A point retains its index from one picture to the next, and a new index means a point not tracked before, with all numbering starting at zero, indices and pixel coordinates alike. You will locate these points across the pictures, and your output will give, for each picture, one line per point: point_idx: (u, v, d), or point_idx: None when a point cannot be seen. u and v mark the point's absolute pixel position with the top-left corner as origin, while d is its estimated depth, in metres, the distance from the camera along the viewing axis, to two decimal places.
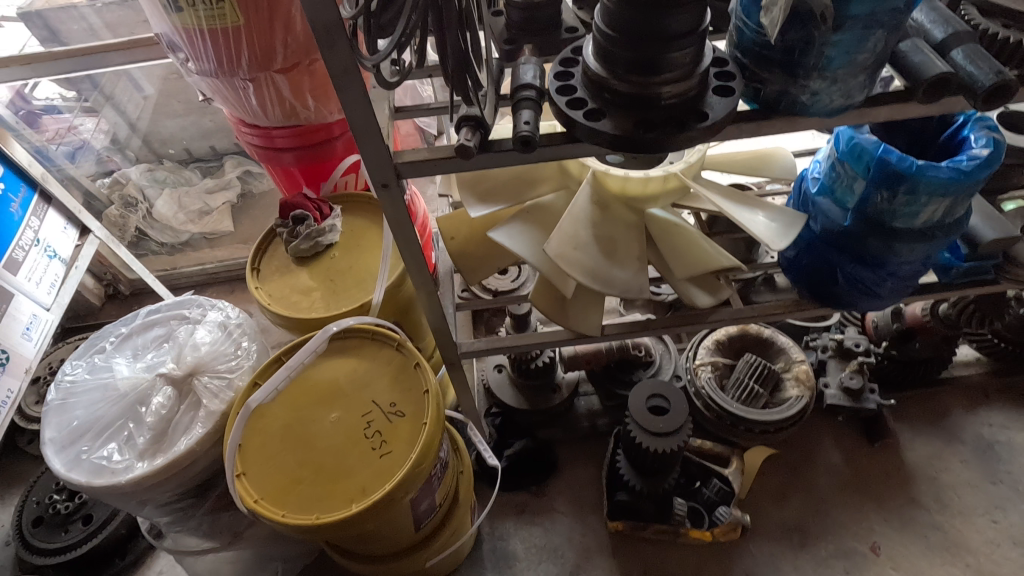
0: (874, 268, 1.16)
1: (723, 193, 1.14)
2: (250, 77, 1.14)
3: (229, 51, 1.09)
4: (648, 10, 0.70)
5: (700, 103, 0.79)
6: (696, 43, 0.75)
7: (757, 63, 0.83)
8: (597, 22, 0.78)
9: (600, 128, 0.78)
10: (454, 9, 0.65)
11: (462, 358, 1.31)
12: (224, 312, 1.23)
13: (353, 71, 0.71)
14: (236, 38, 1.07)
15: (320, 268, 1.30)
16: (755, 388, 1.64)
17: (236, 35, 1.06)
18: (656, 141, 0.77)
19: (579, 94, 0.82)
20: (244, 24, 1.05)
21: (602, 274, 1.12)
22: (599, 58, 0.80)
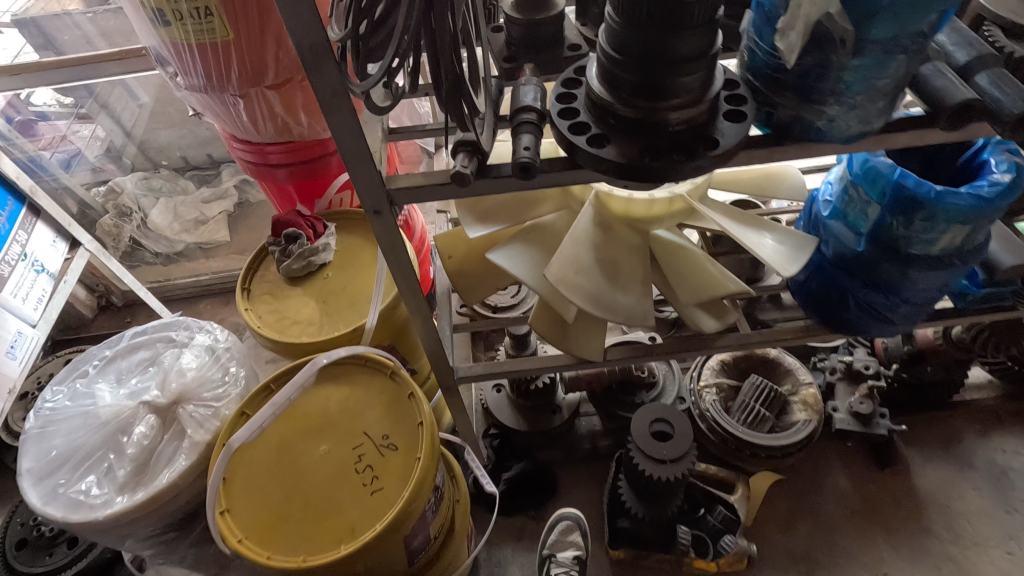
0: (889, 295, 1.12)
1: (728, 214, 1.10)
2: (240, 93, 1.10)
3: (219, 66, 1.05)
4: (658, 34, 0.66)
5: (711, 129, 0.74)
6: (707, 67, 0.70)
7: (769, 86, 0.78)
8: (601, 44, 0.73)
9: (604, 156, 0.73)
10: (448, 33, 0.60)
11: (459, 383, 1.27)
12: (212, 334, 1.19)
13: (342, 94, 0.66)
14: (227, 53, 1.03)
15: (313, 289, 1.25)
16: (761, 411, 1.59)
17: (226, 50, 1.02)
18: (662, 169, 0.72)
19: (583, 118, 0.78)
20: (234, 38, 1.01)
21: (604, 298, 1.07)
22: (603, 82, 0.75)
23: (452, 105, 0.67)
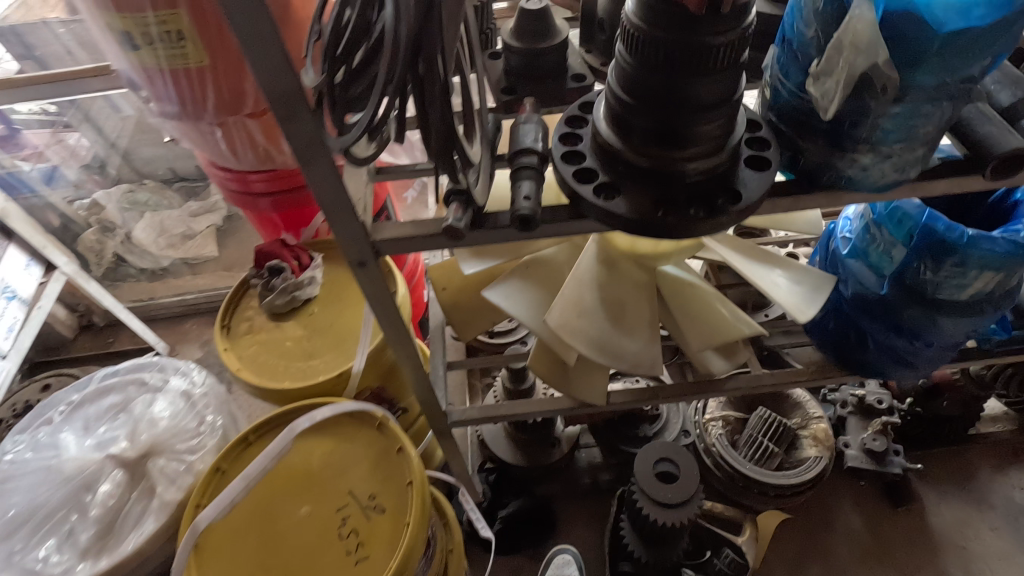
0: (913, 339, 1.04)
1: (732, 243, 1.05)
2: (217, 122, 1.03)
3: (194, 94, 0.97)
4: (673, 80, 0.58)
5: (734, 180, 0.67)
6: (729, 114, 0.63)
7: (796, 129, 0.71)
8: (611, 83, 0.66)
9: (613, 210, 0.66)
10: (439, 81, 0.53)
11: (453, 426, 1.19)
12: (188, 378, 1.11)
13: (320, 142, 0.59)
14: (203, 81, 0.95)
15: (297, 326, 1.17)
16: (769, 447, 1.52)
17: (201, 77, 0.94)
18: (678, 226, 0.65)
19: (588, 163, 0.70)
20: (209, 65, 0.93)
21: (609, 344, 1.00)
22: (612, 125, 0.68)
23: (444, 157, 0.59)
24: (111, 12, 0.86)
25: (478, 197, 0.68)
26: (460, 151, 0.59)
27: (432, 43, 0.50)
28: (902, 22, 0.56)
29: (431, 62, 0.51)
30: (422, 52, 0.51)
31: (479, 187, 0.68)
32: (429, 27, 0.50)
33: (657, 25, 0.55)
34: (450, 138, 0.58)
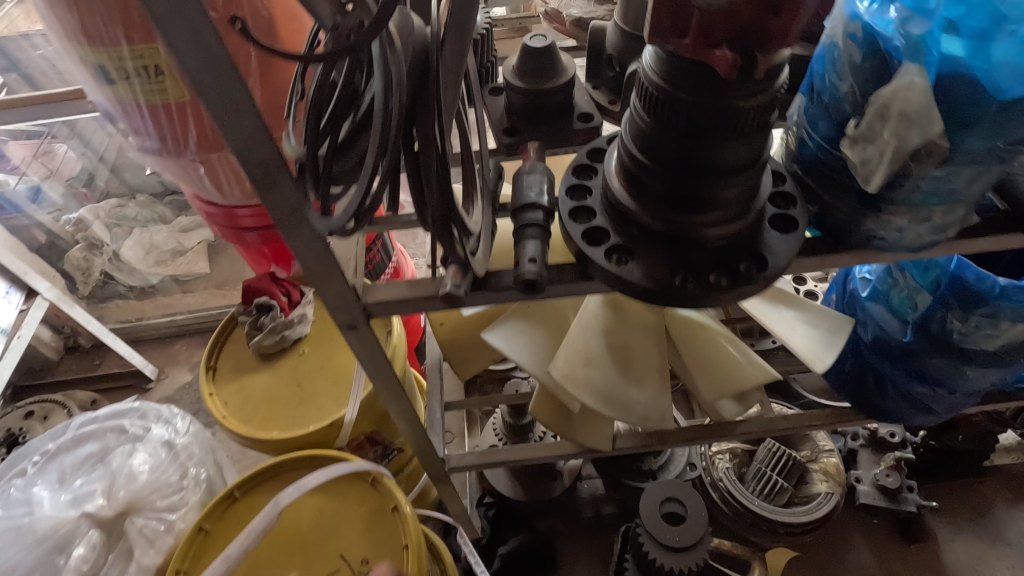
0: (936, 388, 0.99)
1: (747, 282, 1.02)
2: (200, 159, 0.97)
3: (176, 132, 0.91)
4: (694, 144, 0.53)
5: (759, 245, 0.61)
6: (756, 176, 0.57)
7: (823, 185, 0.65)
8: (624, 140, 0.60)
9: (628, 278, 0.60)
10: (436, 151, 0.47)
11: (450, 472, 1.13)
12: (169, 425, 1.05)
13: (303, 210, 0.52)
14: (184, 117, 0.89)
15: (287, 368, 1.11)
16: (778, 482, 1.47)
17: (182, 112, 0.89)
18: (699, 296, 0.59)
19: (598, 223, 0.65)
20: (191, 100, 0.87)
21: (616, 394, 0.94)
22: (625, 183, 0.62)
23: (441, 227, 0.53)
24: (83, 44, 0.80)
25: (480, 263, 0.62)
26: (459, 220, 0.53)
27: (428, 114, 0.45)
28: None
29: (427, 134, 0.45)
30: (419, 121, 0.45)
31: (483, 252, 0.63)
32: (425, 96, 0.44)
33: (679, 85, 0.50)
34: (447, 206, 0.52)
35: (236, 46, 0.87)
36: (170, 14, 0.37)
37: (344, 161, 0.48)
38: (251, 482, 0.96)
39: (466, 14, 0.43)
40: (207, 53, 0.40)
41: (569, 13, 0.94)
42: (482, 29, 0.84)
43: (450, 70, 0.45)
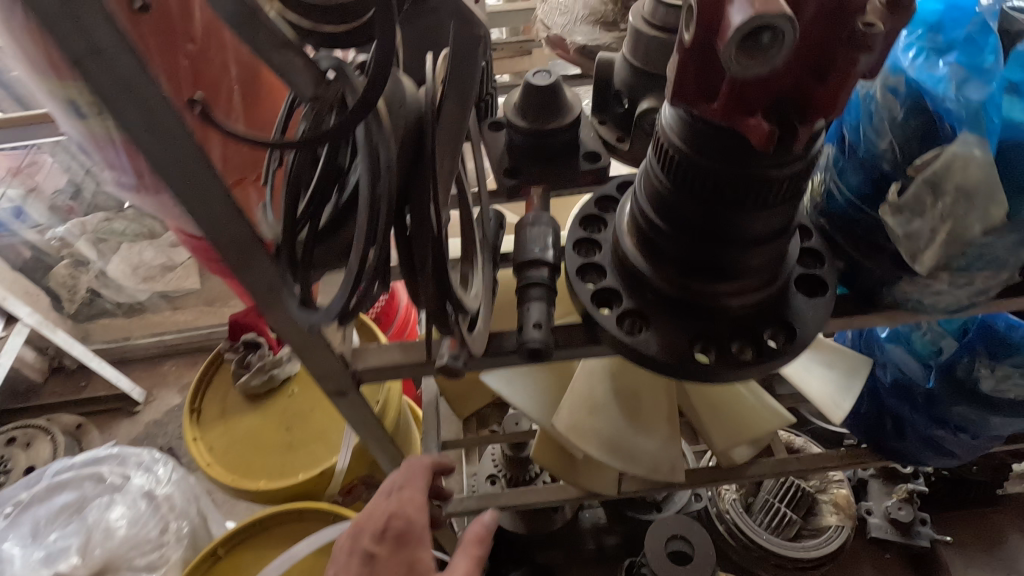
0: (957, 433, 0.94)
1: None
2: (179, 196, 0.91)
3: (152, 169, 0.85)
4: (720, 211, 0.47)
5: (787, 313, 0.56)
6: (785, 242, 0.52)
7: (854, 242, 0.60)
8: (638, 198, 0.54)
9: (643, 350, 0.54)
10: (432, 231, 0.41)
11: (448, 516, 1.07)
12: (149, 473, 0.99)
13: (283, 287, 0.46)
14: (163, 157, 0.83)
15: (275, 409, 1.05)
16: (786, 513, 1.43)
17: None
18: (720, 372, 0.54)
19: (608, 284, 0.59)
20: None
21: (624, 443, 0.87)
22: (637, 243, 0.57)
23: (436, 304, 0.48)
24: (50, 77, 0.74)
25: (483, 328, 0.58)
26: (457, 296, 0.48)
27: (423, 190, 0.40)
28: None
29: (422, 212, 0.40)
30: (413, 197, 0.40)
31: (485, 321, 0.58)
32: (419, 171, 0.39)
33: (704, 149, 0.44)
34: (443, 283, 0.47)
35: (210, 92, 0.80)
36: (119, 95, 0.32)
37: (329, 243, 0.43)
38: (242, 534, 0.93)
39: (470, 78, 0.38)
40: (165, 133, 0.34)
41: (573, 40, 0.89)
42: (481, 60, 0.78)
43: (446, 141, 0.40)
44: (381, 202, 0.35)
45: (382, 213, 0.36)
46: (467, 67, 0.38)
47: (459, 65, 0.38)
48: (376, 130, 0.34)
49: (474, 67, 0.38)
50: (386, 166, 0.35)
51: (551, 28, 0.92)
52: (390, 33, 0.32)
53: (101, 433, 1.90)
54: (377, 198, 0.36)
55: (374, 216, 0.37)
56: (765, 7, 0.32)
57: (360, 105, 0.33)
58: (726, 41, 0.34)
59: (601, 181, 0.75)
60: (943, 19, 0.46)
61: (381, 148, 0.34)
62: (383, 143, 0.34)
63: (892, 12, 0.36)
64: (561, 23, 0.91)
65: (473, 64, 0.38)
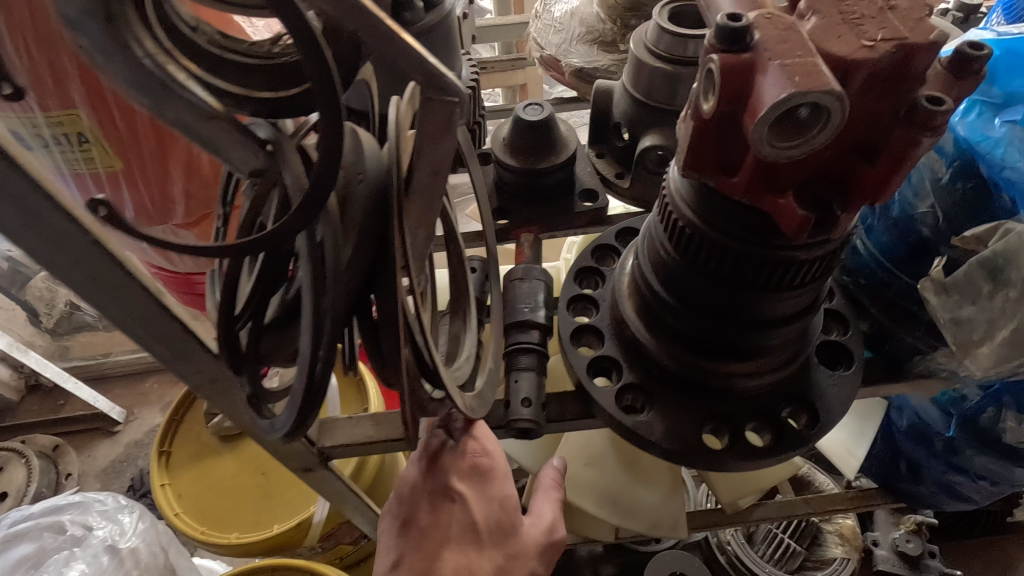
0: (978, 481, 0.83)
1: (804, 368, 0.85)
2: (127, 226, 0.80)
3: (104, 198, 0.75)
4: (735, 289, 0.41)
5: (809, 391, 0.50)
6: (810, 317, 0.45)
7: (884, 307, 0.53)
8: (640, 262, 0.48)
9: (644, 435, 0.48)
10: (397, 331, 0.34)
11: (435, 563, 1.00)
12: (113, 524, 0.92)
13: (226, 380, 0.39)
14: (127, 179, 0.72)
15: (250, 452, 0.97)
16: (791, 543, 1.17)
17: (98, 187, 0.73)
18: (734, 461, 0.47)
19: (606, 351, 0.53)
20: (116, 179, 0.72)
21: (622, 496, 0.76)
22: (639, 310, 0.50)
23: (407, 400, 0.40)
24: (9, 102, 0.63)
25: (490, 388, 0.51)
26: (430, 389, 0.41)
27: (383, 292, 0.31)
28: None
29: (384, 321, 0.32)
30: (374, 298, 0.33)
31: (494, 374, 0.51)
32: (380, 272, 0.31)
33: (718, 224, 0.38)
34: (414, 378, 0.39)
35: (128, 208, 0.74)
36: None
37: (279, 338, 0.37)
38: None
39: (442, 160, 0.29)
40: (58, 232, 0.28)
41: (568, 62, 0.82)
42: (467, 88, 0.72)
43: (418, 226, 0.33)
44: (329, 313, 0.29)
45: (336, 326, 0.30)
46: (440, 142, 0.28)
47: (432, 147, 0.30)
48: (327, 234, 0.28)
49: (448, 145, 0.28)
50: (337, 279, 0.29)
51: (544, 48, 0.85)
52: (336, 120, 0.24)
53: (80, 457, 1.68)
54: (323, 312, 0.29)
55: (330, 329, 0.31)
56: (809, 82, 0.26)
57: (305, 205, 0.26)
58: (756, 121, 0.27)
59: (600, 223, 0.68)
60: (994, 67, 0.40)
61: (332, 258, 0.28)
62: (336, 254, 0.28)
63: (955, 83, 0.30)
64: (555, 42, 0.85)
65: (445, 141, 0.28)
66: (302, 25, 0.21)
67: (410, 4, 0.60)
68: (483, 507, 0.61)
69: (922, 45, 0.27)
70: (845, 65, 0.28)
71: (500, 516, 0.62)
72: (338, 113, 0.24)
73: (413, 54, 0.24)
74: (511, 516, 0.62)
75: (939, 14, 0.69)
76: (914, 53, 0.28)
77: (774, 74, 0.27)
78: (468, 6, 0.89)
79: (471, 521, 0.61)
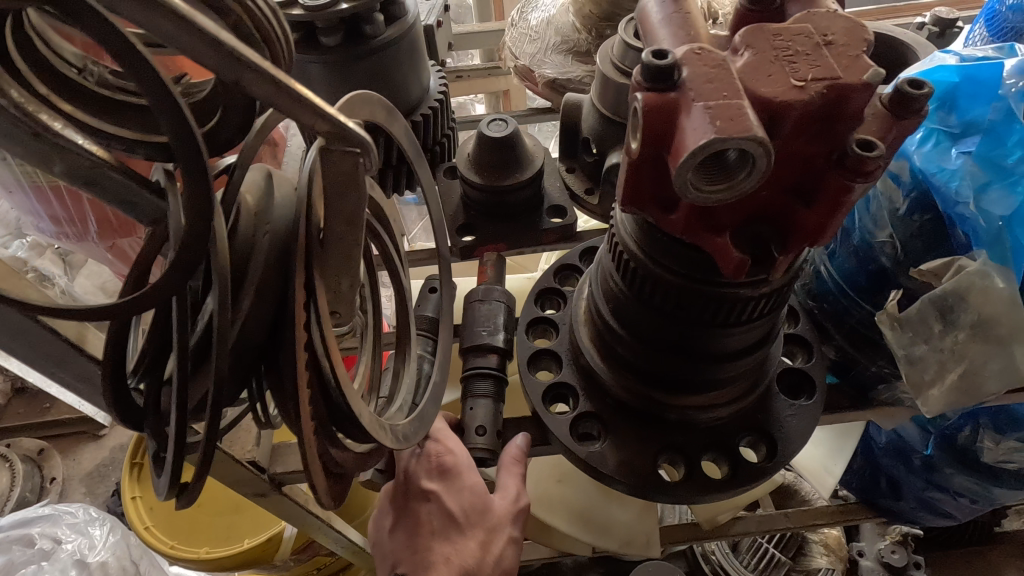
0: (958, 500, 0.77)
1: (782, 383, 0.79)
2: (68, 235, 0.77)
3: (51, 214, 0.72)
4: (683, 322, 0.40)
5: (768, 422, 0.48)
6: (765, 349, 0.44)
7: (847, 335, 0.52)
8: (594, 293, 0.47)
9: (597, 466, 0.46)
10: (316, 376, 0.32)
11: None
12: (83, 537, 0.92)
13: None
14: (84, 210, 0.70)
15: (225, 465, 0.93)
16: (778, 554, 1.02)
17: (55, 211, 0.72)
18: (688, 495, 0.46)
19: (563, 377, 0.52)
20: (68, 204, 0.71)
21: (594, 514, 0.72)
22: (594, 339, 0.50)
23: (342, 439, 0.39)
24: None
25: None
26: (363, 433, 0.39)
27: (287, 349, 0.29)
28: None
29: (286, 379, 0.29)
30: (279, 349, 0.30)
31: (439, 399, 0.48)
32: (283, 327, 0.29)
33: (662, 259, 0.37)
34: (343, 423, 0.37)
35: (92, 232, 0.75)
36: None
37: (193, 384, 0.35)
38: None
39: (350, 210, 0.29)
40: None
41: (542, 72, 0.80)
42: (435, 99, 0.71)
43: (337, 272, 0.31)
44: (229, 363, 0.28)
45: (224, 391, 0.27)
46: (347, 195, 0.28)
47: (337, 188, 0.28)
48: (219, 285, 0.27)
49: (357, 195, 0.28)
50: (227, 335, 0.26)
51: (518, 57, 0.83)
52: (198, 174, 0.24)
53: (69, 459, 1.40)
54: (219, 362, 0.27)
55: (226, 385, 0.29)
56: (731, 127, 0.25)
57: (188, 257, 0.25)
58: (680, 163, 0.26)
59: (568, 239, 0.67)
60: (955, 93, 0.39)
61: (217, 315, 0.25)
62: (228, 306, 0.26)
63: (894, 123, 0.28)
64: (530, 51, 0.83)
65: (354, 194, 0.28)
66: (154, 86, 0.22)
67: (370, 17, 0.59)
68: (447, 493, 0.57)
69: (855, 86, 0.26)
70: (774, 106, 0.26)
71: (473, 501, 0.58)
72: (202, 169, 0.24)
73: (307, 103, 0.24)
74: (464, 504, 0.58)
75: (915, 28, 0.68)
76: (848, 94, 0.26)
77: (698, 115, 0.26)
78: (443, 14, 0.87)
79: (427, 513, 0.57)
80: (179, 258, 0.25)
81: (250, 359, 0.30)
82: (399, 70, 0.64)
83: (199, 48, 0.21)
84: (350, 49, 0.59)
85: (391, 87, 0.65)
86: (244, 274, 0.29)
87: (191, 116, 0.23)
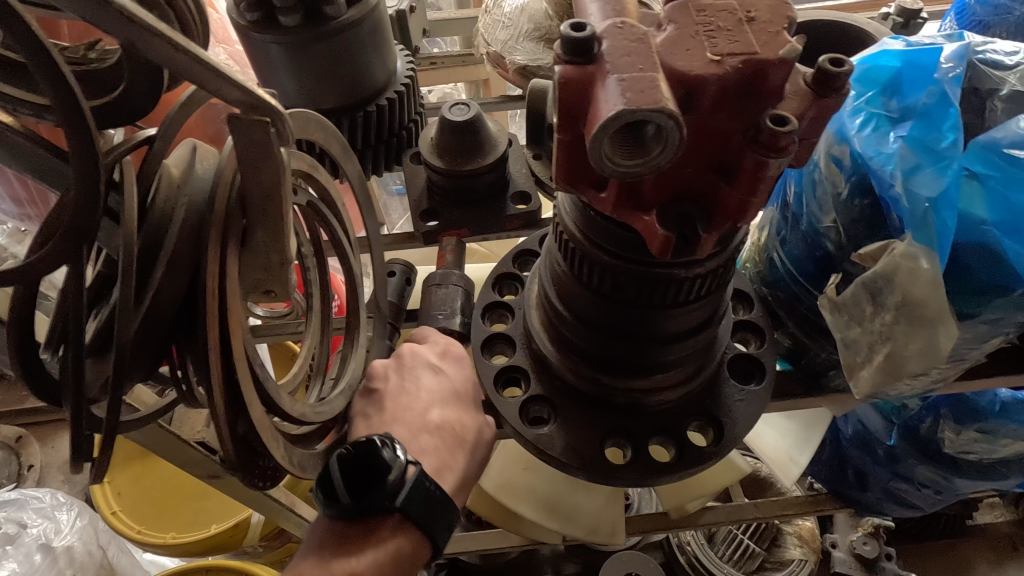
0: (922, 490, 0.76)
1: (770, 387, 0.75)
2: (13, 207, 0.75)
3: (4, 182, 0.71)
4: (622, 305, 0.40)
5: (716, 406, 0.48)
6: (710, 334, 0.44)
7: (801, 324, 0.52)
8: (544, 279, 0.47)
9: (543, 449, 0.46)
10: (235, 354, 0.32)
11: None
12: (49, 522, 0.91)
13: None
14: (47, 207, 0.73)
15: None
16: (751, 544, 1.01)
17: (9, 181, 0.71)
18: (634, 479, 0.45)
19: (516, 361, 0.52)
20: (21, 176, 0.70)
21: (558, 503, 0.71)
22: (545, 323, 0.50)
23: (251, 442, 0.38)
24: None
25: (369, 408, 0.50)
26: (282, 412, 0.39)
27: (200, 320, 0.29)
28: (968, 257, 0.38)
29: (200, 348, 0.30)
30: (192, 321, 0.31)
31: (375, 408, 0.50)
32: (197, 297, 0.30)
33: (599, 241, 0.37)
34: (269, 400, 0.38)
35: (34, 206, 0.74)
36: None
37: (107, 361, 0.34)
38: None
39: (268, 181, 0.29)
40: None
41: (513, 59, 0.80)
42: (401, 82, 0.70)
43: (264, 247, 0.32)
44: (127, 335, 0.28)
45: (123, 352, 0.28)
46: (262, 167, 0.29)
47: (250, 158, 0.29)
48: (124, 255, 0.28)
49: (273, 165, 0.29)
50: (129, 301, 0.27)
51: (490, 44, 0.83)
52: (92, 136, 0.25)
53: (47, 446, 1.35)
54: (121, 337, 0.28)
55: (133, 354, 0.30)
56: (641, 99, 0.25)
57: (83, 223, 0.28)
58: (593, 135, 0.26)
59: (532, 226, 0.66)
60: (899, 78, 0.40)
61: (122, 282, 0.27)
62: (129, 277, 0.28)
63: (815, 101, 0.28)
64: (503, 37, 0.82)
65: (270, 163, 0.29)
66: (47, 53, 0.25)
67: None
68: (438, 377, 0.49)
69: (772, 61, 0.26)
70: (690, 80, 0.27)
71: None
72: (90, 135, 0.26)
73: (207, 68, 0.25)
74: None
75: (882, 19, 0.68)
76: (765, 69, 0.26)
77: (611, 87, 0.25)
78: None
79: None
80: (72, 226, 0.28)
81: (157, 328, 0.30)
82: (363, 51, 0.63)
83: (84, 7, 0.22)
84: (310, 30, 0.57)
85: (352, 69, 0.63)
86: (158, 252, 0.30)
87: (71, 79, 0.25)
